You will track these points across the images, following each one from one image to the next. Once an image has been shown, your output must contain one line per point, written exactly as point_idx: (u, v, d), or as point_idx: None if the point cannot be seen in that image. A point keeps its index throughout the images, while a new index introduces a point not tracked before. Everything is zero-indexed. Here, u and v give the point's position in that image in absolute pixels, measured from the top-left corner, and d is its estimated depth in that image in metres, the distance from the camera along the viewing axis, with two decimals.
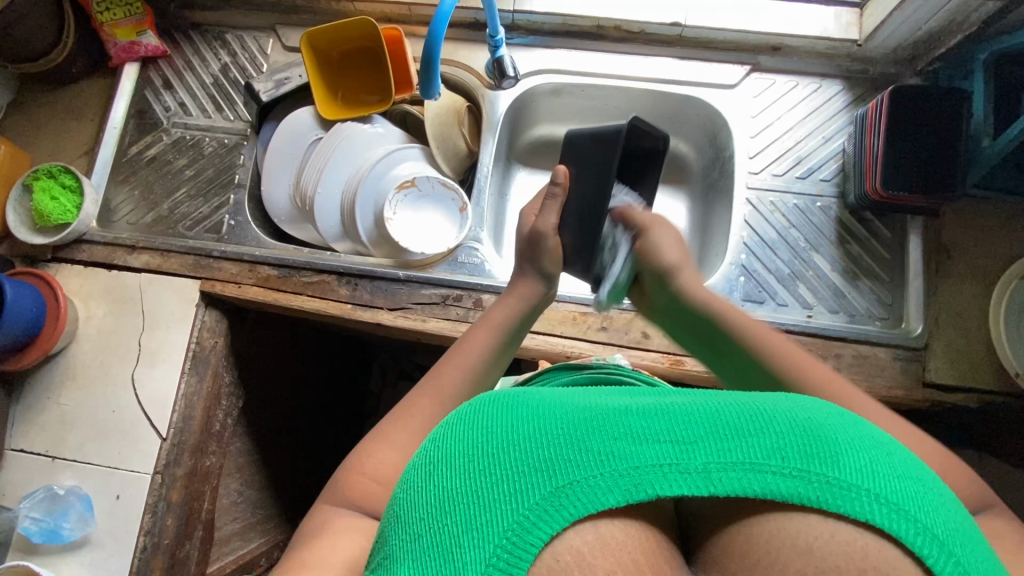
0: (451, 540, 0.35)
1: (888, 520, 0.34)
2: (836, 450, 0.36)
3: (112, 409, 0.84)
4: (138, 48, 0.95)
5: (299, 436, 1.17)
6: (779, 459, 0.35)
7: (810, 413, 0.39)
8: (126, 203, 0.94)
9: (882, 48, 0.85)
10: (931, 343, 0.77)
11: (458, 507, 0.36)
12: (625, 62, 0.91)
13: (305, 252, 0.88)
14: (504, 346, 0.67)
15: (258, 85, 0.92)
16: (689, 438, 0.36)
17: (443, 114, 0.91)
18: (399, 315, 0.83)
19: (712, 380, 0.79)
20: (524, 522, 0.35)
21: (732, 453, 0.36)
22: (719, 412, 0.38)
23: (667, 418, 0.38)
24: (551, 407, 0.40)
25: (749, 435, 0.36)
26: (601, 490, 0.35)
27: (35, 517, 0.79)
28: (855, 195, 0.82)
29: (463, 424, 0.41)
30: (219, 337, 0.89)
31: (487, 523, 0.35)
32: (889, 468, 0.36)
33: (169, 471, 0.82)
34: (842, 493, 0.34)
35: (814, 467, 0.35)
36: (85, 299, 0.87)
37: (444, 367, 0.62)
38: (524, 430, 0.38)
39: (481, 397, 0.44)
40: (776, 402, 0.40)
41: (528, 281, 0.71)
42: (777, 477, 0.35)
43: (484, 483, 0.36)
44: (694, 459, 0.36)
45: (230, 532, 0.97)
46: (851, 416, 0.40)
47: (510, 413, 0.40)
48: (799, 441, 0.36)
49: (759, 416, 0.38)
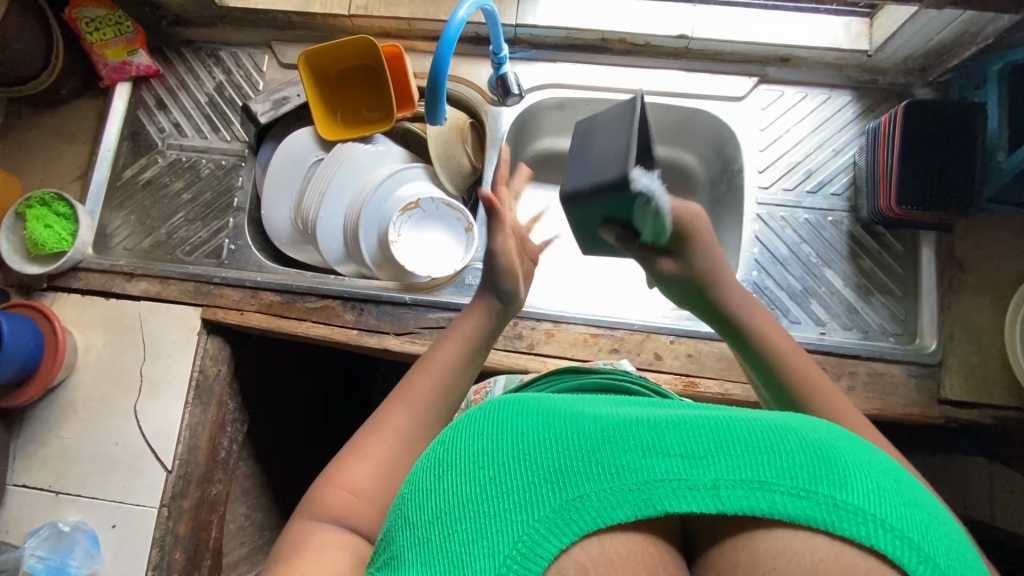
0: (460, 549, 0.33)
1: (893, 548, 0.32)
2: (846, 471, 0.34)
3: (116, 442, 0.82)
4: (129, 68, 0.93)
5: (305, 457, 1.15)
6: (789, 478, 0.33)
7: (820, 432, 0.37)
8: (122, 228, 0.91)
9: (891, 59, 0.84)
10: (946, 359, 0.77)
11: (467, 514, 0.34)
12: (631, 76, 0.89)
13: (308, 277, 0.86)
14: (479, 344, 0.65)
15: (256, 107, 0.90)
16: (699, 452, 0.35)
17: (446, 133, 0.89)
18: (406, 340, 0.81)
19: (727, 401, 0.78)
20: (533, 534, 0.33)
21: (743, 469, 0.34)
22: (730, 425, 0.37)
23: (677, 430, 0.36)
24: (562, 414, 0.39)
25: (761, 452, 0.34)
26: (610, 504, 0.34)
27: (41, 555, 0.77)
28: (868, 211, 0.81)
29: (474, 429, 0.39)
30: (222, 364, 0.88)
31: (496, 532, 0.33)
32: (896, 494, 0.34)
33: (175, 503, 0.81)
34: (848, 516, 0.32)
35: (821, 488, 0.33)
36: (84, 329, 0.85)
37: (415, 375, 0.60)
38: (533, 439, 0.37)
39: (493, 403, 0.42)
40: (786, 419, 0.38)
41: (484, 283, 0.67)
42: (785, 498, 0.33)
43: (495, 491, 0.35)
44: (703, 474, 0.34)
45: (237, 557, 0.96)
46: (858, 437, 0.39)
47: (520, 421, 0.38)
48: (810, 460, 0.34)
49: (770, 432, 0.36)
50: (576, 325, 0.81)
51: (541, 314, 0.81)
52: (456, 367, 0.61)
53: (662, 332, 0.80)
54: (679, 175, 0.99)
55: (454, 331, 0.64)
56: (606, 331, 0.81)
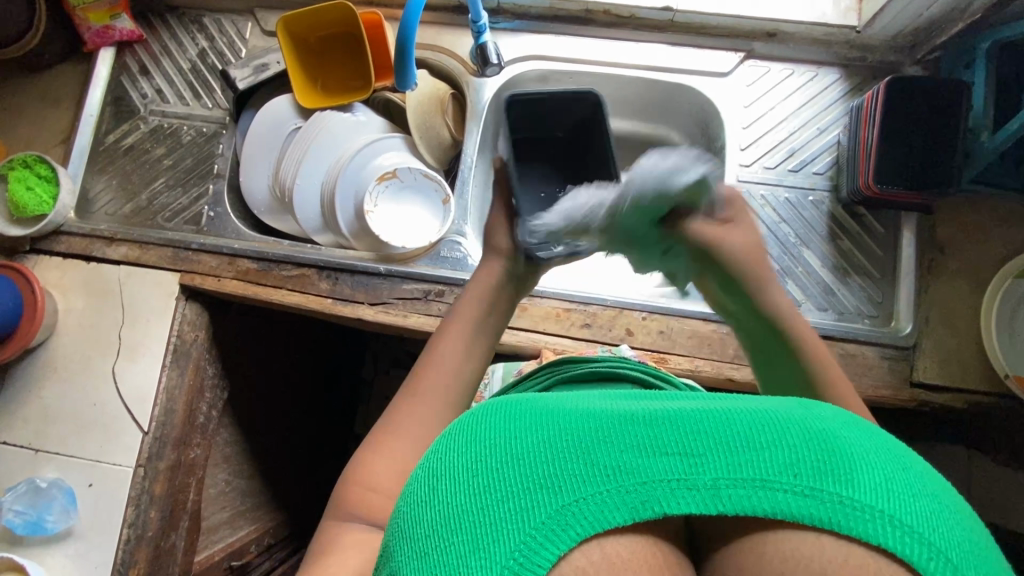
0: (456, 562, 0.31)
1: (901, 545, 0.31)
2: (851, 465, 0.32)
3: (94, 403, 0.83)
4: (112, 32, 0.93)
5: (286, 427, 1.16)
6: (791, 476, 0.32)
7: (824, 421, 0.35)
8: (105, 193, 0.92)
9: (881, 36, 0.82)
10: (921, 341, 0.76)
11: (463, 525, 0.32)
12: (612, 48, 0.87)
13: (285, 245, 0.86)
14: (483, 321, 0.66)
15: (235, 73, 0.90)
16: (698, 450, 0.33)
17: (425, 102, 0.88)
18: (380, 310, 0.81)
19: (697, 378, 0.78)
20: (530, 542, 0.31)
21: (744, 467, 0.32)
22: (730, 419, 0.35)
23: (675, 426, 0.35)
24: (558, 414, 0.37)
25: (764, 448, 0.33)
26: (608, 508, 0.32)
27: (18, 509, 0.79)
28: (848, 191, 0.80)
29: (466, 435, 0.37)
30: (200, 330, 0.88)
31: (493, 542, 0.31)
32: (904, 484, 0.33)
33: (152, 464, 0.82)
34: (854, 515, 0.31)
35: (826, 485, 0.32)
36: (64, 292, 0.86)
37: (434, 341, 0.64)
38: (527, 442, 0.35)
39: (485, 405, 0.40)
40: (788, 408, 0.37)
41: (491, 265, 0.69)
42: (788, 497, 0.32)
43: (489, 500, 0.33)
44: (702, 474, 0.32)
45: (218, 521, 0.98)
46: (863, 422, 0.37)
47: (513, 423, 0.37)
48: (813, 455, 0.33)
49: (770, 425, 0.34)
50: (548, 298, 0.81)
51: None
52: (464, 354, 0.63)
53: (635, 308, 0.80)
54: None
55: (458, 314, 0.66)
56: (579, 306, 0.81)
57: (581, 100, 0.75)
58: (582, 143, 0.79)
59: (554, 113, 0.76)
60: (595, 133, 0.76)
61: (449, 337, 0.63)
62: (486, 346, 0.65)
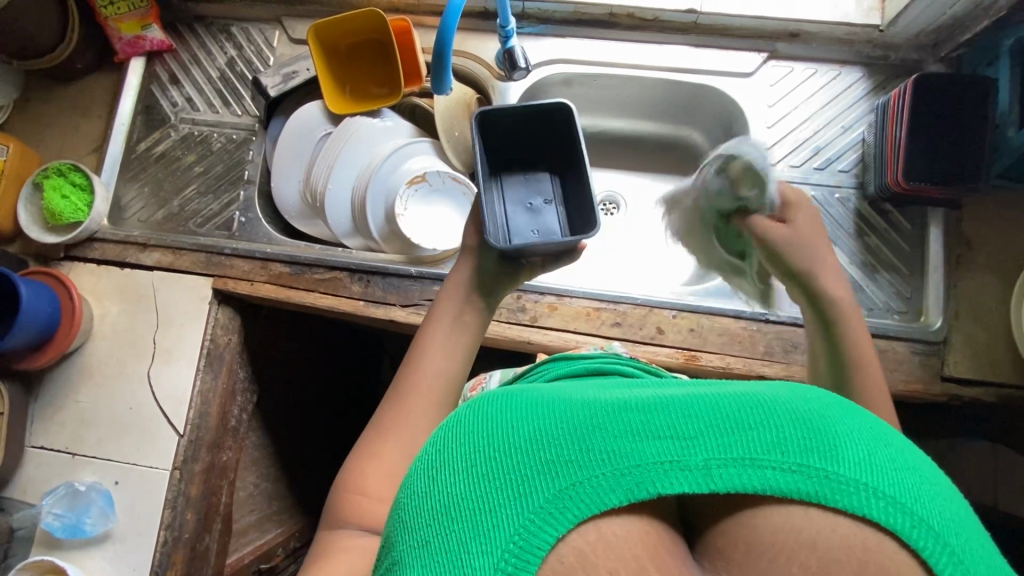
0: (458, 548, 0.32)
1: (885, 515, 0.31)
2: (836, 442, 0.33)
3: (130, 406, 0.84)
4: (143, 43, 0.94)
5: (311, 431, 1.17)
6: (779, 453, 0.32)
7: (810, 403, 0.35)
8: (136, 200, 0.93)
9: (903, 34, 0.83)
10: (951, 336, 0.76)
11: (463, 512, 0.33)
12: (637, 51, 0.89)
13: (317, 250, 0.87)
14: (459, 322, 0.65)
15: (266, 80, 0.92)
16: (690, 432, 0.33)
17: (452, 107, 0.89)
18: (412, 312, 0.82)
19: (727, 375, 0.78)
20: (529, 526, 0.32)
21: (733, 447, 0.32)
22: (720, 402, 0.35)
23: (667, 410, 0.35)
24: (552, 403, 0.37)
25: (753, 428, 0.33)
26: (603, 490, 0.32)
27: (58, 512, 0.80)
28: (876, 187, 0.80)
29: (463, 426, 0.38)
30: (233, 334, 0.90)
31: (493, 527, 0.32)
32: (888, 460, 0.33)
33: (187, 466, 0.83)
34: (840, 488, 0.31)
35: (813, 461, 0.32)
36: (99, 297, 0.88)
37: (418, 341, 0.64)
38: (524, 430, 0.35)
39: (481, 397, 0.40)
40: (776, 390, 0.37)
41: (462, 261, 0.66)
42: (776, 473, 0.32)
43: (488, 488, 0.33)
44: (694, 455, 0.32)
45: (247, 523, 0.99)
46: (850, 405, 0.37)
47: (509, 411, 0.37)
48: (800, 433, 0.33)
49: (758, 407, 0.34)
50: (579, 299, 0.82)
51: (543, 288, 0.83)
52: (446, 355, 0.63)
53: (665, 307, 0.81)
54: (686, 154, 0.99)
55: (441, 306, 0.65)
56: (609, 305, 0.82)
57: (543, 115, 0.65)
58: (557, 150, 0.70)
59: (527, 127, 0.67)
60: (568, 143, 0.67)
61: (435, 333, 0.63)
62: (469, 346, 0.64)
